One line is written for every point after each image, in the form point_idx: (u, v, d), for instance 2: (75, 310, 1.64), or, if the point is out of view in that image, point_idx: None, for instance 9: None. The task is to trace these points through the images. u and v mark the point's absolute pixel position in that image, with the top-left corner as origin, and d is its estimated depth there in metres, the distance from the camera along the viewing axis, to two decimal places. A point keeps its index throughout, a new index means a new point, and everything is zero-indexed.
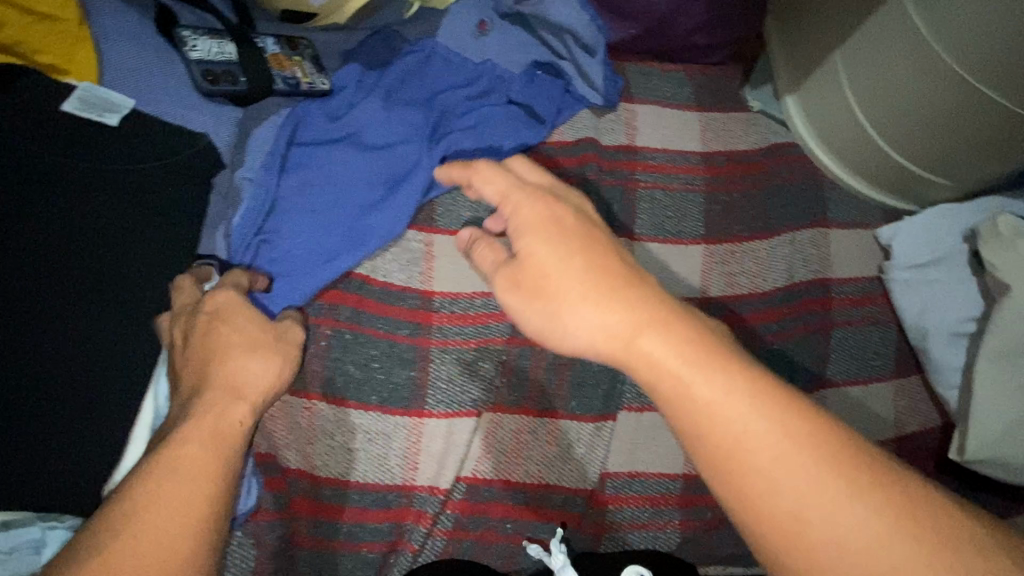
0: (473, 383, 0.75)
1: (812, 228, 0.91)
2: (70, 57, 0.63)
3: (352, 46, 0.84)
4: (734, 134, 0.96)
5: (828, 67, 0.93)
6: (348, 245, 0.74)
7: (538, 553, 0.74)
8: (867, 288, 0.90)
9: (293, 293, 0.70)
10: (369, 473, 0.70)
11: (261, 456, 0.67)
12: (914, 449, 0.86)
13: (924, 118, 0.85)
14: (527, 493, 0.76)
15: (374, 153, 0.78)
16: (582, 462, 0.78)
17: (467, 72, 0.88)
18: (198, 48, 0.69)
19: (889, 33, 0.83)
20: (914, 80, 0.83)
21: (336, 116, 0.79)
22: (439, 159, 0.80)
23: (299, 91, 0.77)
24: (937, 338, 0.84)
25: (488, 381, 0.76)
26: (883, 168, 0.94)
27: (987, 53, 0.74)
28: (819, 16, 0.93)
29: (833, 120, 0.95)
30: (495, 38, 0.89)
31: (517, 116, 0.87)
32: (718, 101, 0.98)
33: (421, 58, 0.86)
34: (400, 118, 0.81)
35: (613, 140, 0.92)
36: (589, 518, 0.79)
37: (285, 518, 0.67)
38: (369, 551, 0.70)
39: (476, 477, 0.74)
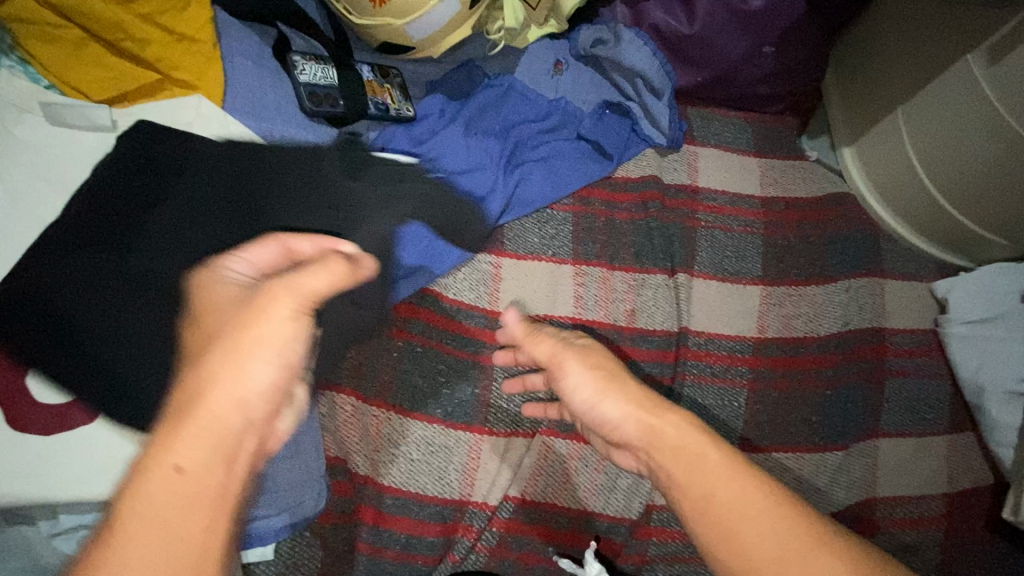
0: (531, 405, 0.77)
1: (869, 277, 0.93)
2: (199, 72, 0.64)
3: (437, 77, 0.89)
4: (793, 181, 0.99)
5: (887, 124, 0.96)
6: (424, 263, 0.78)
7: (570, 567, 0.72)
8: (923, 340, 0.91)
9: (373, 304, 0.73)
10: (428, 485, 0.71)
11: (332, 459, 0.69)
12: (967, 506, 0.85)
13: (984, 178, 0.87)
14: (573, 518, 0.76)
15: (452, 178, 0.82)
16: (630, 492, 0.78)
17: (540, 107, 0.92)
18: (306, 72, 0.74)
19: (955, 94, 0.85)
20: (974, 145, 0.85)
21: (419, 142, 0.84)
22: (511, 187, 0.84)
23: (388, 116, 0.81)
24: (993, 396, 0.84)
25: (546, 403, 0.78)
26: (939, 225, 0.96)
27: None
28: (880, 75, 0.96)
29: (890, 174, 0.98)
30: (567, 78, 0.94)
31: (585, 151, 0.91)
32: (776, 148, 1.02)
33: (499, 92, 0.91)
34: (477, 147, 0.85)
35: (675, 179, 0.95)
36: (631, 549, 0.78)
37: (347, 523, 0.67)
38: (421, 564, 0.70)
39: (523, 498, 0.74)
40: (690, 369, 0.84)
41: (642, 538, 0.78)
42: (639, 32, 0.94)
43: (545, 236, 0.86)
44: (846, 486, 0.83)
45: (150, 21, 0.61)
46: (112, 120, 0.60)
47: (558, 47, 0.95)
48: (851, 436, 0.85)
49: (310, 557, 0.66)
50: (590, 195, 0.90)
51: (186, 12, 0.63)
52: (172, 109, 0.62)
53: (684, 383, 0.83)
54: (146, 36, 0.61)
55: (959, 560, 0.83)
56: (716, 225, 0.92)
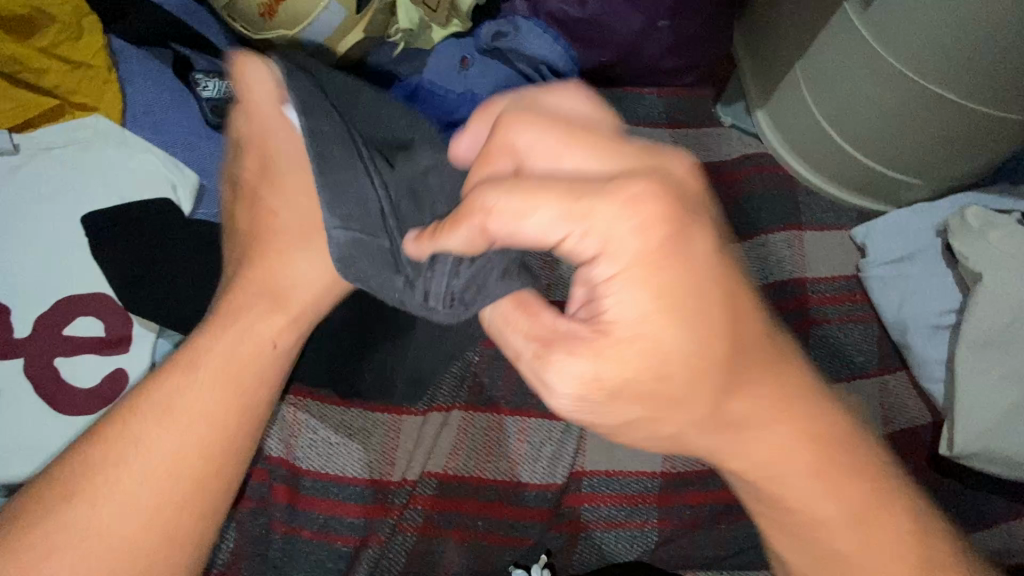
0: (447, 381, 0.79)
1: (786, 230, 0.94)
2: (97, 96, 0.69)
3: None
4: (706, 146, 1.02)
5: (790, 82, 0.98)
6: None
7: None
8: (845, 286, 0.91)
9: None
10: (347, 466, 0.74)
11: None
12: (908, 446, 0.84)
13: (883, 119, 0.88)
14: (498, 490, 0.78)
15: None
16: (551, 458, 0.80)
17: (452, 102, 0.93)
18: (208, 88, 0.74)
19: (841, 41, 0.87)
20: (866, 87, 0.87)
21: None
22: None
23: None
24: (917, 331, 0.84)
25: (461, 379, 0.80)
26: (854, 172, 0.98)
27: (927, 50, 0.78)
28: (780, 35, 0.99)
29: (800, 130, 1.00)
30: (476, 72, 0.96)
31: None
32: (690, 117, 1.04)
33: (409, 92, 0.93)
34: None
35: None
36: (562, 516, 0.79)
37: (264, 507, 0.70)
38: (343, 544, 0.71)
39: (445, 474, 0.76)
40: None
41: (573, 505, 0.79)
42: (538, 22, 0.98)
43: None
44: None
45: (47, 52, 0.66)
46: (12, 143, 0.65)
47: (463, 43, 0.98)
48: None
49: (226, 538, 0.68)
50: None
51: (79, 41, 0.67)
52: (71, 129, 0.67)
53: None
54: (43, 67, 0.67)
55: None
56: None
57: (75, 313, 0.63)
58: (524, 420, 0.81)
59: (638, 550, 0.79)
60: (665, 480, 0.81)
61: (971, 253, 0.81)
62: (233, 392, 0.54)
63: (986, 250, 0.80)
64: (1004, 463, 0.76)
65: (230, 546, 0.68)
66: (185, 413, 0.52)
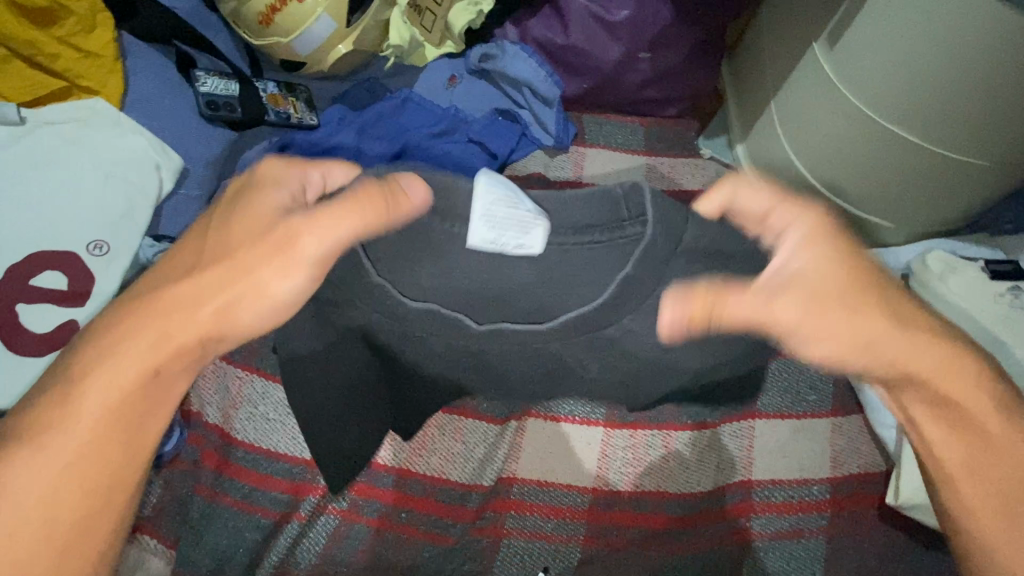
0: None
1: None
2: (103, 82, 0.79)
3: (340, 93, 1.02)
4: (681, 176, 1.04)
5: (767, 119, 0.99)
6: None
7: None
8: None
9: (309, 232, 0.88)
10: (281, 443, 0.76)
11: (188, 414, 0.76)
12: (850, 492, 0.82)
13: (854, 162, 0.89)
14: (425, 485, 0.79)
15: None
16: (483, 460, 0.81)
17: (435, 115, 1.02)
18: (207, 84, 0.86)
19: (813, 82, 0.87)
20: (836, 127, 0.87)
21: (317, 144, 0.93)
22: None
23: (290, 123, 0.92)
24: None
25: None
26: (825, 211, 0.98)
27: (892, 97, 0.78)
28: (761, 74, 1.01)
29: (775, 167, 1.00)
30: (462, 90, 1.05)
31: (472, 153, 0.99)
32: (668, 147, 1.07)
33: (397, 103, 1.01)
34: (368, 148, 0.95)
35: (560, 177, 1.02)
36: (486, 520, 0.78)
37: (193, 470, 0.74)
38: (262, 516, 0.74)
39: (376, 462, 0.78)
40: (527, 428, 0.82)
41: (497, 508, 0.79)
42: (524, 47, 1.03)
43: None
44: (715, 466, 0.83)
45: (63, 40, 0.76)
46: (19, 115, 0.73)
47: (455, 64, 1.06)
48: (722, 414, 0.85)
49: (149, 494, 0.73)
50: None
51: (91, 34, 0.78)
52: (73, 107, 0.76)
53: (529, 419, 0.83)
54: (56, 52, 0.76)
55: (840, 546, 0.80)
56: None
57: (45, 267, 0.70)
58: (461, 417, 0.82)
59: (558, 565, 0.78)
60: (595, 496, 0.81)
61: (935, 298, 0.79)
62: (101, 445, 0.47)
63: (953, 297, 0.78)
64: None
65: (151, 503, 0.72)
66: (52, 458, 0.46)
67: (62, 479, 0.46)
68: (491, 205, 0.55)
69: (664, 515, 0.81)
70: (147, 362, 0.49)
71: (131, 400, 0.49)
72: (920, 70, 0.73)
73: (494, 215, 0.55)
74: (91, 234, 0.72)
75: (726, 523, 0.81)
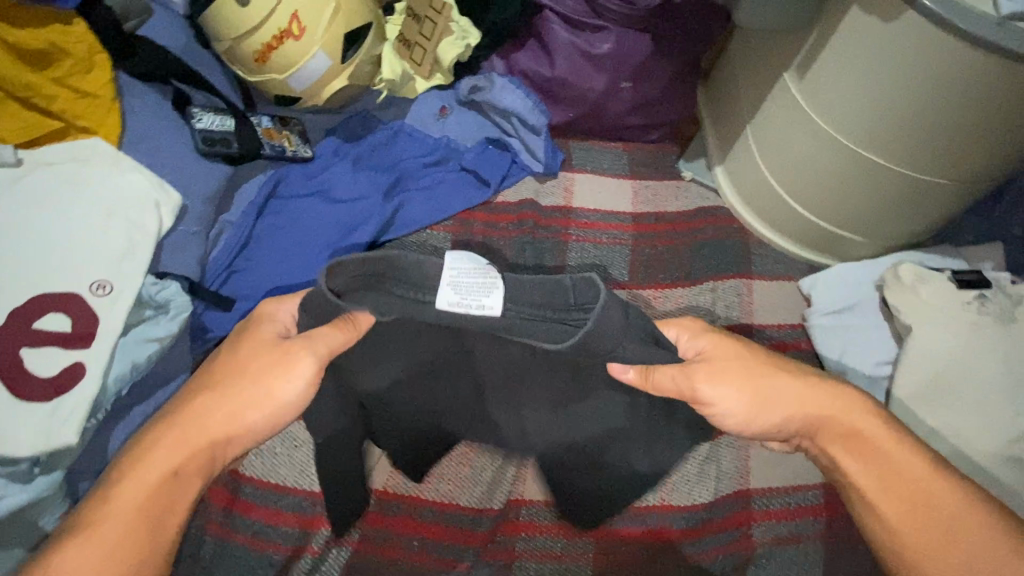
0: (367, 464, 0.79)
1: (737, 278, 0.99)
2: (101, 121, 0.80)
3: (334, 125, 1.04)
4: (666, 198, 1.08)
5: (743, 143, 1.05)
6: (335, 239, 0.92)
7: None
8: (792, 334, 0.95)
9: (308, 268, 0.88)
10: (290, 476, 0.77)
11: None
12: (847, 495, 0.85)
13: (828, 183, 0.94)
14: (435, 511, 0.79)
15: (337, 205, 0.94)
16: (491, 483, 0.82)
17: (427, 145, 1.05)
18: (203, 121, 0.88)
19: (783, 109, 0.94)
20: (809, 150, 0.93)
21: (312, 177, 0.96)
22: (391, 211, 0.96)
23: (284, 156, 0.94)
24: (856, 379, 0.87)
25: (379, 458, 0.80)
26: (803, 229, 1.03)
27: (859, 122, 0.84)
28: (735, 101, 1.08)
29: (753, 187, 1.06)
30: (452, 120, 1.08)
31: (465, 181, 1.02)
32: (651, 171, 1.12)
33: (390, 134, 1.04)
34: (363, 178, 0.98)
35: (551, 202, 1.05)
36: (498, 543, 0.79)
37: (200, 510, 0.73)
38: (273, 552, 0.73)
39: (386, 491, 0.80)
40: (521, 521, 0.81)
41: (509, 533, 0.80)
42: (511, 79, 1.08)
43: (422, 250, 0.97)
44: (714, 477, 0.86)
45: (58, 81, 0.76)
46: (15, 157, 0.73)
47: (445, 95, 1.09)
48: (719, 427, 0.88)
49: None
50: (469, 217, 1.00)
51: (88, 74, 0.79)
52: (72, 148, 0.76)
53: (523, 508, 0.81)
54: (52, 93, 0.76)
55: (839, 548, 0.83)
56: (584, 238, 1.01)
57: (47, 308, 0.69)
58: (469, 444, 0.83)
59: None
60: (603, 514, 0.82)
61: (903, 308, 0.85)
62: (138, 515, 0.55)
63: (919, 307, 0.84)
64: None
65: None
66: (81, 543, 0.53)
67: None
68: (459, 271, 0.51)
69: (669, 530, 0.83)
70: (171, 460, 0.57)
71: (157, 489, 0.56)
72: (883, 98, 0.79)
73: (461, 280, 0.51)
74: (94, 274, 0.71)
75: (728, 533, 0.83)
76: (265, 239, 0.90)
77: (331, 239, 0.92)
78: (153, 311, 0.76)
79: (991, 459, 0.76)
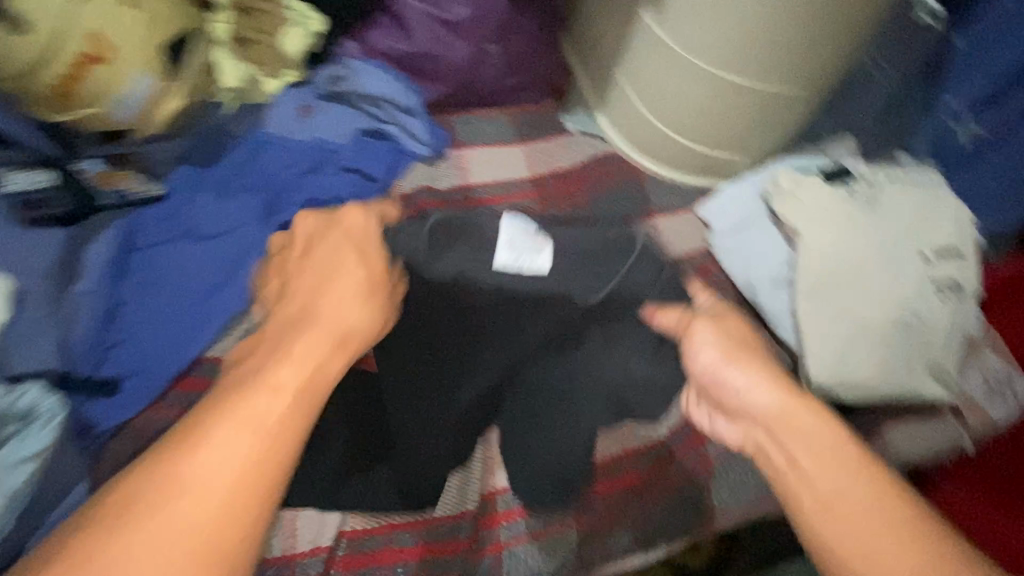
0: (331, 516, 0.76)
1: (641, 221, 1.02)
2: None
3: (184, 150, 0.90)
4: (557, 154, 1.08)
5: (616, 87, 1.07)
6: (222, 280, 0.82)
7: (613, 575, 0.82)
8: (700, 260, 1.00)
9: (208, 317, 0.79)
10: (273, 549, 0.73)
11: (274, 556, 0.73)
12: None
13: (703, 111, 0.98)
14: (412, 533, 0.77)
15: (212, 243, 0.84)
16: (460, 485, 0.80)
17: (297, 152, 0.94)
18: (15, 183, 0.77)
19: (646, 47, 0.96)
20: (679, 84, 0.96)
21: (175, 218, 0.85)
22: (276, 234, 0.87)
23: (130, 202, 0.84)
24: (763, 288, 0.94)
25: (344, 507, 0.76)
26: (689, 160, 1.08)
27: (718, 46, 0.87)
28: (601, 46, 1.08)
29: (636, 129, 1.07)
30: (318, 118, 0.97)
31: (350, 182, 0.94)
32: (539, 131, 1.09)
33: (252, 149, 0.93)
34: (235, 205, 0.87)
35: (448, 184, 1.00)
36: (484, 540, 0.79)
37: None
38: None
39: (357, 529, 0.76)
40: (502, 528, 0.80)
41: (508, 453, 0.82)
42: (370, 62, 1.01)
43: None
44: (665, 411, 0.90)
45: None
46: None
47: (301, 93, 0.98)
48: None
49: None
50: None
51: None
52: None
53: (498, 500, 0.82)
54: None
55: None
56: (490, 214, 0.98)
57: None
58: None
59: (559, 563, 0.80)
60: None
61: (791, 214, 0.91)
62: (216, 488, 0.49)
63: (803, 209, 0.91)
64: (863, 390, 0.84)
65: None
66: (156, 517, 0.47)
67: (174, 549, 0.46)
68: (516, 239, 0.84)
69: (595, 506, 0.83)
70: (293, 406, 0.55)
71: (238, 475, 0.50)
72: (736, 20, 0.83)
73: (518, 243, 0.84)
74: None
75: (637, 488, 0.85)
76: (139, 299, 0.79)
77: (216, 279, 0.82)
78: (17, 426, 0.62)
79: (888, 328, 0.85)
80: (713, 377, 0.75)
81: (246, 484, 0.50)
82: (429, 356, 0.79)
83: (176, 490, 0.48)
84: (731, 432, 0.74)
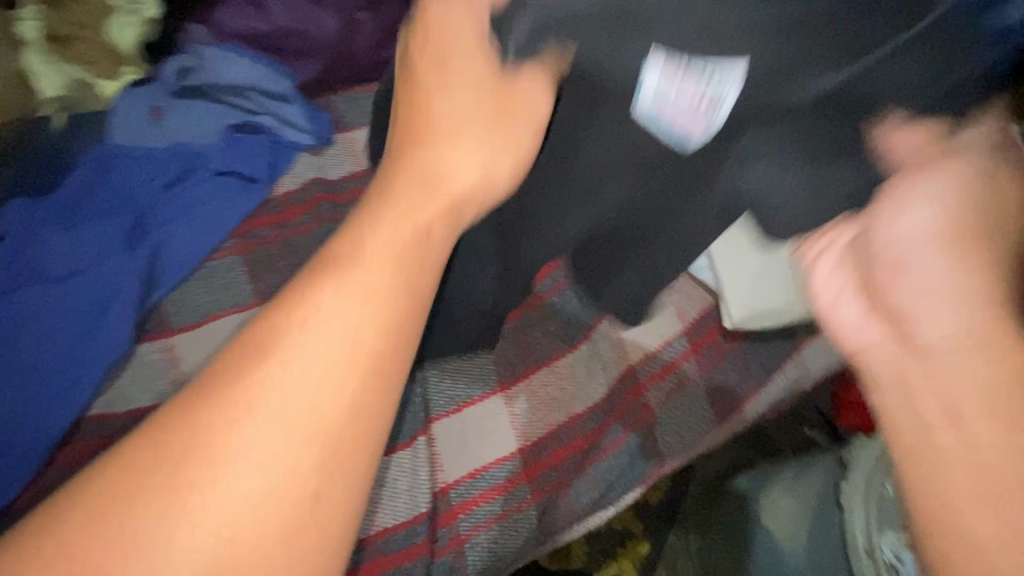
0: None
1: None
2: None
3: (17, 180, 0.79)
4: None
5: None
6: (89, 322, 0.72)
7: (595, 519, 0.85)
8: None
9: (82, 366, 0.70)
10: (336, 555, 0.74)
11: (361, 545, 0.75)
12: (704, 331, 0.95)
13: None
14: (366, 548, 0.75)
15: (69, 283, 0.73)
16: (407, 490, 0.78)
17: (156, 161, 0.83)
18: None
19: None
20: None
21: (17, 260, 0.73)
22: (147, 260, 0.76)
23: None
24: None
25: None
26: None
27: None
28: None
29: None
30: (173, 119, 0.85)
31: (226, 187, 0.84)
32: None
33: (100, 166, 0.81)
34: (90, 235, 0.76)
35: (341, 172, 0.89)
36: (441, 538, 0.78)
37: None
38: None
39: None
40: (457, 523, 0.79)
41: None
42: (224, 46, 0.89)
43: (213, 289, 0.79)
44: (603, 371, 0.90)
45: None
46: None
47: (152, 91, 0.85)
48: (586, 325, 0.92)
49: None
50: (253, 226, 0.83)
51: None
52: None
53: (450, 496, 0.80)
54: None
55: (711, 377, 0.94)
56: None
57: None
58: None
59: (517, 545, 0.81)
60: (523, 456, 0.83)
61: None
62: (275, 460, 0.37)
63: None
64: (773, 316, 0.89)
65: None
66: (246, 461, 0.37)
67: (254, 524, 0.36)
68: None
69: (537, 488, 0.82)
70: (331, 385, 0.39)
71: (291, 473, 0.37)
72: None
73: None
74: None
75: (575, 458, 0.85)
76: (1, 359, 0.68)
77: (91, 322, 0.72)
78: None
79: None
80: (890, 253, 0.48)
81: (287, 459, 0.37)
82: (511, 214, 0.64)
83: (240, 442, 0.37)
84: (867, 324, 0.49)
